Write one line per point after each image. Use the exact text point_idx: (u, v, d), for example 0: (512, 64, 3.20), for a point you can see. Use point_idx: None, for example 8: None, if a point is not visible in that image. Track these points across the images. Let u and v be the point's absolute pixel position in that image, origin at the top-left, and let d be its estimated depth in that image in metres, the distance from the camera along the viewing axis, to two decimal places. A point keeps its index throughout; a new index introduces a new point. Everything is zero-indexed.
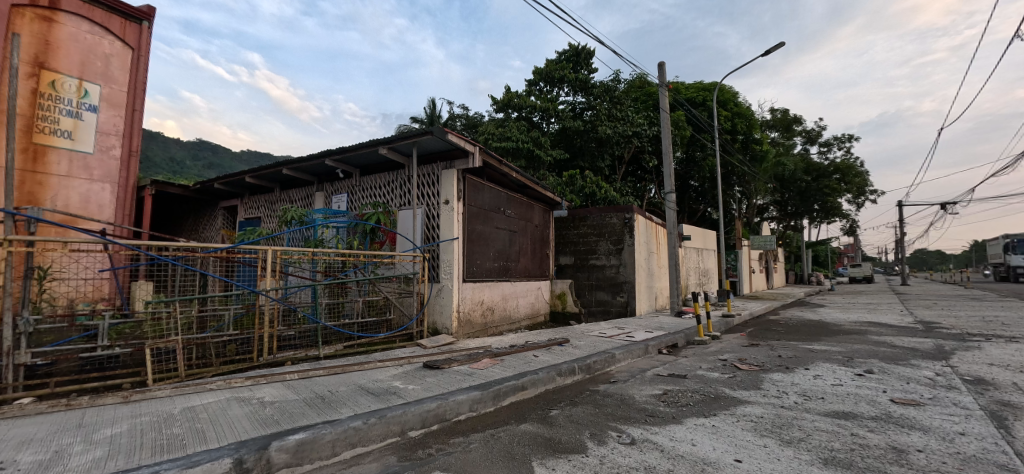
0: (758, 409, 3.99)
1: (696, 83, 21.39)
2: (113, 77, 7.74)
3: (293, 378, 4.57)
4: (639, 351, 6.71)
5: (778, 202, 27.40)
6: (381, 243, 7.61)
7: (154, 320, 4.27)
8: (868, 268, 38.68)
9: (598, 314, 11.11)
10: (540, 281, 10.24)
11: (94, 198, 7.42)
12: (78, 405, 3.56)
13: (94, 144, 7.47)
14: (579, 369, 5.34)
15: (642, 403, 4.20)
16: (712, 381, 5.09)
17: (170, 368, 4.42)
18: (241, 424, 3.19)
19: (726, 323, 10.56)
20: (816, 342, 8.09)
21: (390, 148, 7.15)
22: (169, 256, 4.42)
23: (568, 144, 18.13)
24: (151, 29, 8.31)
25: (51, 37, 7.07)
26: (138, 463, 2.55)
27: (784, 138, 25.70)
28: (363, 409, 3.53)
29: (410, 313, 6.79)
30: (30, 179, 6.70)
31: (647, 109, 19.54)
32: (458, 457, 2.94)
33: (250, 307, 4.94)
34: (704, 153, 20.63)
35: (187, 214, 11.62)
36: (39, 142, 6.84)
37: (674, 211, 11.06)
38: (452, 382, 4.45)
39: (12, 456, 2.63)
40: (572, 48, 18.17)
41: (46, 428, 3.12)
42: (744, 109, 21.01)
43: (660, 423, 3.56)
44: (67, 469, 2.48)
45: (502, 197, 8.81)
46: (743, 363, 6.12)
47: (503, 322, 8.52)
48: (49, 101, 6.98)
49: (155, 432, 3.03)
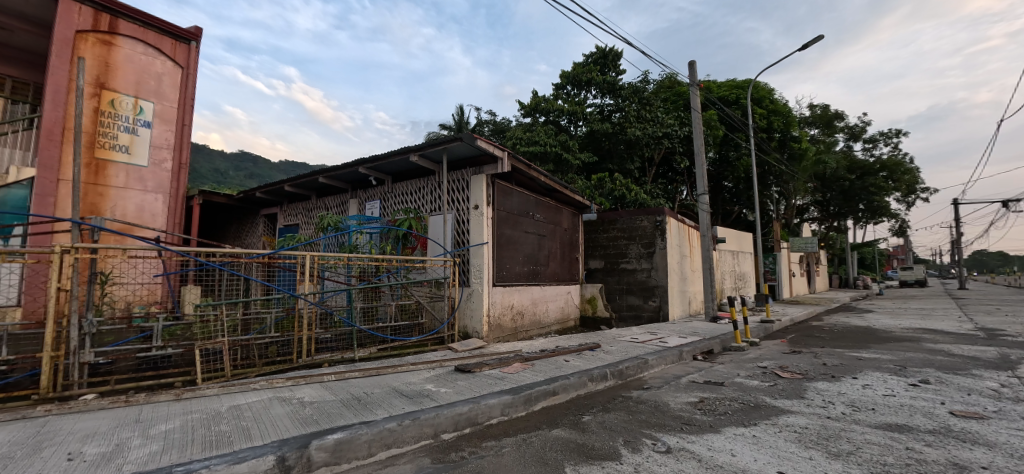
0: (803, 419, 3.81)
1: (728, 82, 20.79)
2: (164, 95, 8.25)
3: (330, 379, 4.72)
4: (673, 356, 6.54)
5: (819, 202, 26.21)
6: (413, 247, 7.80)
7: (202, 322, 4.54)
8: (920, 271, 36.32)
9: (630, 318, 10.93)
10: (570, 285, 10.17)
11: (148, 208, 7.92)
12: (135, 401, 3.80)
13: (148, 158, 7.99)
14: (611, 375, 5.26)
15: (678, 410, 4.09)
16: (751, 389, 4.90)
17: (217, 368, 4.65)
18: (283, 423, 3.32)
19: (765, 329, 10.15)
20: (864, 350, 7.67)
21: (420, 155, 7.30)
22: (216, 262, 4.68)
23: (597, 147, 18.00)
24: (198, 48, 8.82)
25: (111, 60, 7.65)
26: (189, 457, 2.69)
27: (824, 134, 24.55)
28: (398, 411, 3.61)
29: (441, 317, 6.90)
30: (92, 191, 7.25)
31: (677, 109, 19.10)
32: (490, 460, 2.95)
33: (290, 310, 5.14)
34: (738, 153, 19.97)
35: (231, 221, 12.25)
36: (100, 156, 7.38)
37: (708, 213, 10.75)
38: (483, 386, 4.47)
39: (79, 448, 2.84)
40: (600, 51, 18.03)
41: (107, 422, 3.34)
42: (780, 106, 20.27)
43: (697, 432, 3.46)
44: (128, 461, 2.65)
45: (531, 202, 8.83)
46: (785, 371, 5.87)
47: (533, 326, 8.51)
48: (109, 119, 7.54)
49: (205, 429, 3.20)
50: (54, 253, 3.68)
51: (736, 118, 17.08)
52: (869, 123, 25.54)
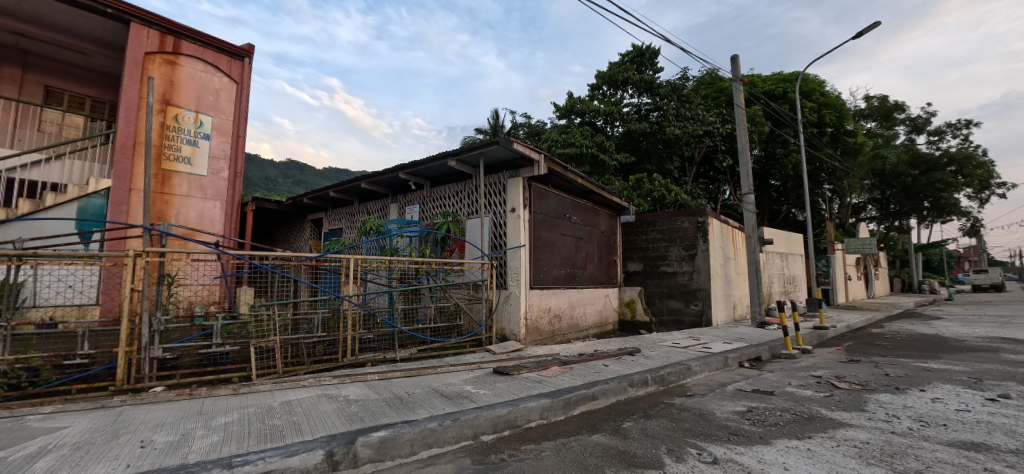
0: (864, 433, 3.55)
1: (774, 75, 19.86)
2: (221, 109, 8.83)
3: (374, 379, 4.86)
4: (717, 363, 6.29)
5: (878, 200, 24.45)
6: (452, 250, 7.89)
7: (256, 321, 4.83)
8: (997, 275, 33.07)
9: (670, 323, 10.58)
10: (608, 288, 10.01)
11: (207, 214, 8.49)
12: (198, 395, 4.07)
13: (207, 168, 8.56)
14: (652, 380, 5.12)
15: (724, 420, 3.91)
16: (804, 399, 4.62)
17: (270, 365, 4.92)
18: (330, 420, 3.45)
19: (819, 335, 9.56)
20: (932, 360, 7.06)
21: (458, 160, 7.45)
22: (268, 265, 4.97)
23: (634, 147, 17.64)
24: (251, 64, 9.37)
25: (175, 78, 8.29)
26: (248, 449, 2.86)
27: (882, 127, 22.86)
28: (439, 411, 3.68)
29: (479, 320, 6.95)
30: (160, 199, 7.87)
31: (719, 106, 18.36)
32: (530, 463, 2.95)
33: (335, 311, 5.35)
34: (786, 149, 18.93)
35: (281, 226, 12.95)
36: (165, 167, 8.01)
37: (754, 213, 10.27)
38: (522, 389, 4.47)
39: (151, 436, 3.08)
40: (636, 49, 17.67)
41: (174, 413, 3.60)
42: (832, 99, 19.10)
43: (746, 443, 3.30)
44: (192, 450, 2.85)
45: (568, 204, 8.78)
46: (842, 381, 5.50)
47: (571, 329, 8.45)
48: (173, 132, 8.16)
49: (260, 422, 3.38)
50: (128, 257, 4.04)
51: (783, 113, 16.19)
52: (934, 114, 23.55)
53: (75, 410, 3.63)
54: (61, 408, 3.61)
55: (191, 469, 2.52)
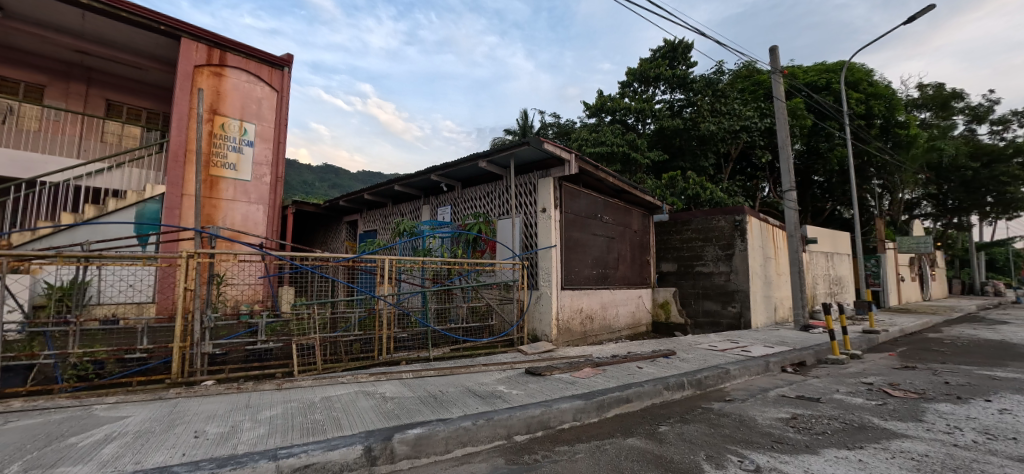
0: (922, 445, 3.32)
1: (816, 65, 18.95)
2: (264, 117, 9.27)
3: (409, 377, 4.96)
4: (758, 368, 6.04)
5: (934, 195, 22.82)
6: (483, 251, 7.94)
7: (297, 319, 5.04)
8: None
9: (706, 325, 10.26)
10: (641, 289, 9.83)
11: (252, 217, 8.93)
12: (245, 389, 4.28)
13: (251, 173, 8.99)
14: (688, 384, 4.97)
15: (767, 426, 3.76)
16: (854, 408, 4.36)
17: (311, 361, 5.11)
18: (368, 416, 3.55)
19: (869, 340, 9.01)
20: (998, 368, 6.52)
21: (488, 161, 7.51)
22: (308, 265, 5.18)
23: (666, 145, 17.23)
24: (290, 73, 9.79)
25: (221, 88, 8.76)
26: (292, 441, 2.98)
27: (939, 117, 21.27)
28: (472, 410, 3.70)
29: (511, 320, 6.96)
30: (209, 203, 8.35)
31: (756, 100, 17.65)
32: (565, 465, 2.93)
33: (371, 310, 5.50)
34: (831, 143, 17.98)
35: (319, 227, 13.45)
36: (213, 173, 8.47)
37: (796, 211, 9.81)
38: (555, 390, 4.46)
39: (204, 427, 3.27)
40: (668, 44, 17.25)
41: (224, 406, 3.81)
42: (881, 89, 18.01)
43: (791, 452, 3.15)
44: (241, 442, 2.99)
45: (599, 204, 8.67)
46: (897, 389, 5.16)
47: (603, 330, 8.33)
48: (220, 140, 8.63)
49: (302, 416, 3.52)
50: (182, 258, 4.31)
51: (827, 106, 15.34)
52: (998, 102, 21.73)
53: (136, 400, 3.89)
54: (123, 398, 3.88)
55: (240, 459, 2.64)
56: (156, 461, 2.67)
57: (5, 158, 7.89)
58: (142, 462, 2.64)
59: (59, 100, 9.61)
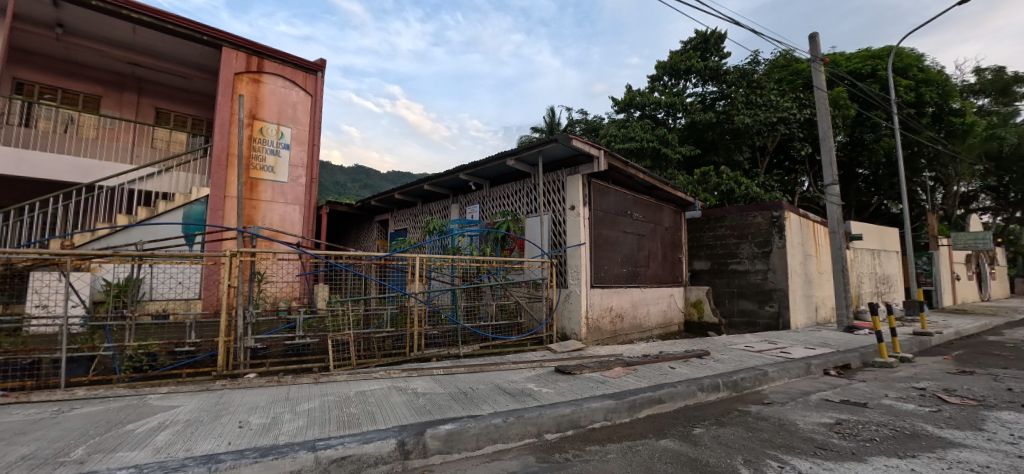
0: (982, 455, 3.10)
1: (860, 52, 17.95)
2: (299, 120, 9.59)
3: (439, 373, 5.03)
4: (798, 370, 5.79)
5: (993, 187, 21.18)
6: (511, 249, 7.96)
7: (332, 316, 5.21)
8: None
9: (742, 325, 9.92)
10: (672, 287, 9.61)
11: (289, 218, 9.28)
12: (285, 382, 4.46)
13: (288, 175, 9.34)
14: (724, 385, 4.82)
15: (809, 431, 3.60)
16: (905, 414, 4.12)
17: (345, 357, 5.26)
18: (400, 411, 3.62)
19: (921, 342, 8.47)
20: None
21: (516, 159, 7.50)
22: (343, 264, 5.35)
23: (698, 139, 16.82)
24: (323, 77, 10.08)
25: (260, 94, 9.13)
26: (329, 434, 3.09)
27: (999, 104, 19.70)
28: (502, 407, 3.73)
29: (540, 318, 6.95)
30: (249, 205, 8.74)
31: (795, 90, 16.77)
32: (596, 465, 2.90)
33: (402, 307, 5.63)
34: (877, 133, 16.97)
35: (352, 226, 13.85)
36: (253, 176, 8.86)
37: (839, 206, 9.33)
38: (585, 389, 4.41)
39: (249, 418, 3.43)
40: (700, 35, 16.76)
41: (265, 397, 3.99)
42: (934, 74, 16.87)
43: (836, 459, 3.01)
44: (282, 432, 3.13)
45: (629, 200, 8.52)
46: (953, 396, 4.83)
47: (634, 329, 8.20)
48: (259, 144, 9.00)
49: (339, 409, 3.65)
50: (226, 256, 4.53)
51: (873, 94, 14.48)
52: None
53: (186, 391, 4.12)
54: (175, 389, 4.13)
55: (281, 450, 2.75)
56: (204, 449, 2.82)
57: (68, 164, 8.49)
58: (192, 450, 2.80)
59: (114, 109, 10.29)
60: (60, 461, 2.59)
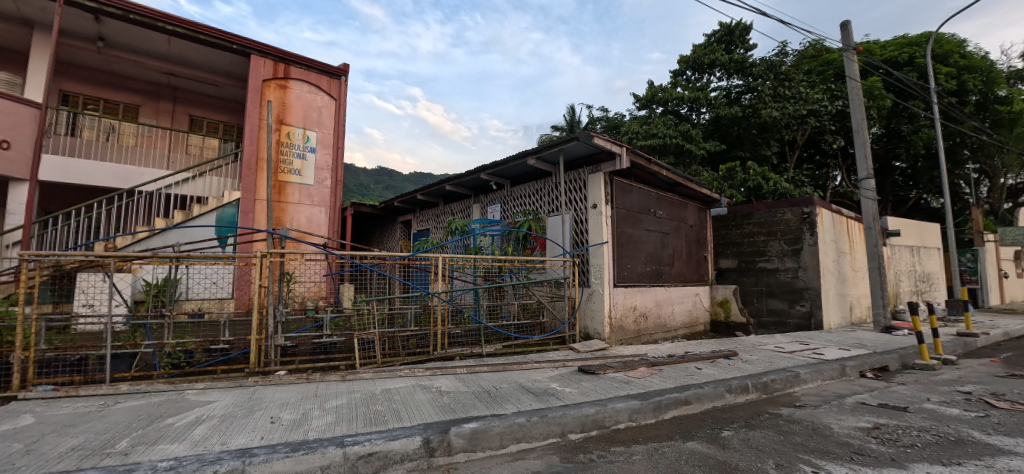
0: None
1: (896, 39, 17.15)
2: (324, 124, 9.81)
3: (463, 372, 5.07)
4: (832, 372, 5.57)
5: None
6: (533, 248, 7.95)
7: (358, 315, 5.33)
8: None
9: (771, 325, 9.62)
10: (698, 286, 9.41)
11: (315, 219, 9.52)
12: (313, 379, 4.58)
13: (314, 178, 9.58)
14: (753, 387, 4.69)
15: (845, 436, 3.46)
16: (949, 419, 3.91)
17: (371, 355, 5.38)
18: (426, 409, 3.67)
19: (965, 344, 8.03)
20: None
21: (537, 158, 7.48)
22: (368, 264, 5.45)
23: (724, 135, 16.46)
24: (347, 81, 10.28)
25: (287, 100, 9.41)
26: (356, 430, 3.15)
27: None
28: (526, 407, 3.72)
29: (562, 317, 6.92)
30: (278, 207, 9.02)
31: (825, 81, 16.16)
32: (621, 466, 2.87)
33: (426, 306, 5.70)
34: (915, 124, 16.20)
35: (375, 227, 14.10)
36: (281, 179, 9.13)
37: (875, 201, 8.94)
38: (609, 389, 4.37)
39: (280, 413, 3.53)
40: (724, 27, 16.35)
41: (296, 394, 4.11)
42: (977, 60, 15.99)
43: (875, 465, 2.88)
44: (312, 428, 3.21)
45: (652, 198, 8.39)
46: (1003, 400, 4.56)
47: (658, 329, 8.08)
48: (286, 148, 9.27)
49: (366, 407, 3.72)
50: (257, 257, 4.68)
51: (911, 83, 13.80)
52: None
53: (220, 386, 4.29)
54: (210, 384, 4.30)
55: (312, 445, 2.83)
56: (238, 443, 2.92)
57: (110, 171, 8.95)
58: (227, 444, 2.90)
59: (151, 117, 10.82)
60: (106, 452, 2.73)
